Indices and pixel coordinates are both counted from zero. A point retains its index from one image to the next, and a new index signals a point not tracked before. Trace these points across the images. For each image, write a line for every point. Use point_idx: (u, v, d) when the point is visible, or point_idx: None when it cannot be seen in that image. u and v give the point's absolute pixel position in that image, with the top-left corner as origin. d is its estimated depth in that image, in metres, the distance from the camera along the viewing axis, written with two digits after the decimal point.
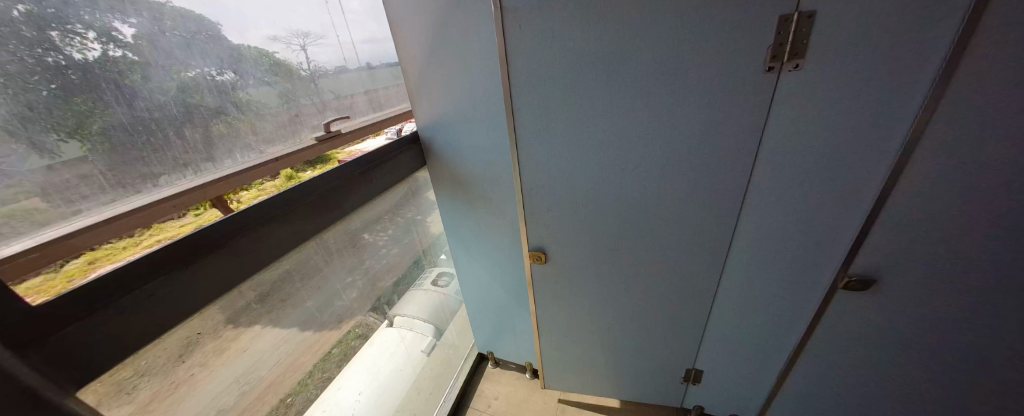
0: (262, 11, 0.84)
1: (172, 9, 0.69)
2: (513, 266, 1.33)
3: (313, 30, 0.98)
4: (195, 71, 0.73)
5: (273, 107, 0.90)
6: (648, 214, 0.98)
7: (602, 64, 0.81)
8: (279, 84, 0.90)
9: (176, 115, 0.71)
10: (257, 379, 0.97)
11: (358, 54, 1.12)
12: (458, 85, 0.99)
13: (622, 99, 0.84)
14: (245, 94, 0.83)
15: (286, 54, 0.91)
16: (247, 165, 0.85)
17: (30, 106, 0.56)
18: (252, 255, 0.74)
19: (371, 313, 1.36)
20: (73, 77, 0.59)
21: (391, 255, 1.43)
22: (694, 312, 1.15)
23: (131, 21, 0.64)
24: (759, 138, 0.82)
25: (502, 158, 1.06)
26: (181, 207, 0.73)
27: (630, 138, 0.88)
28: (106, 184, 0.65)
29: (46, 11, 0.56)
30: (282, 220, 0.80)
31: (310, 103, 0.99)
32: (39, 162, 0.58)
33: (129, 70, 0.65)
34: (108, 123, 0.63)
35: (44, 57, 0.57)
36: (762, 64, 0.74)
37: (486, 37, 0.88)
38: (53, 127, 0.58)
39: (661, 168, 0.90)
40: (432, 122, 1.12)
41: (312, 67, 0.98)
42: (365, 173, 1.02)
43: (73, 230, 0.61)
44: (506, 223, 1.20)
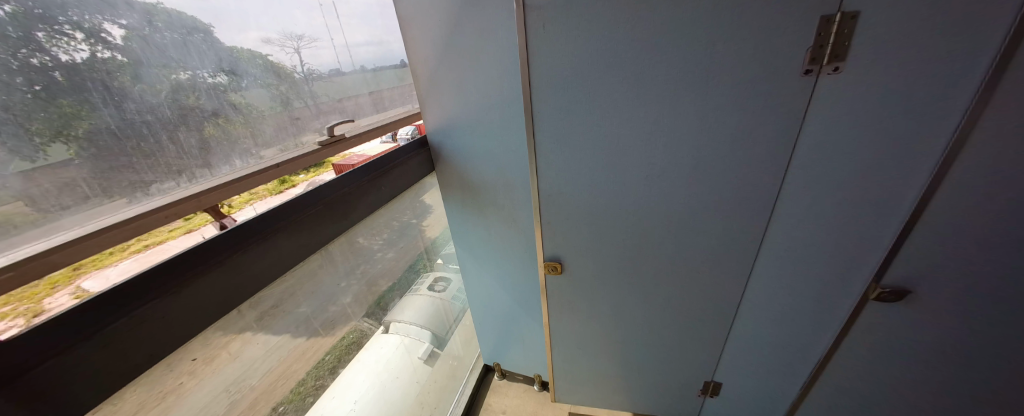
0: (259, 12, 0.79)
1: (165, 10, 0.64)
2: (523, 275, 1.28)
3: (314, 30, 0.93)
4: (189, 73, 0.67)
5: (270, 109, 0.84)
6: (668, 224, 0.94)
7: (627, 68, 0.77)
8: (274, 87, 0.84)
9: (169, 117, 0.66)
10: (248, 388, 0.91)
11: (353, 58, 1.07)
12: (470, 87, 0.95)
13: (644, 105, 0.80)
14: (241, 97, 0.77)
15: (281, 56, 0.85)
16: (245, 172, 0.80)
17: (10, 108, 0.50)
18: (255, 271, 0.69)
19: (365, 319, 1.30)
20: (59, 78, 0.54)
21: (386, 259, 1.36)
22: (714, 324, 1.11)
23: (122, 22, 0.59)
24: (793, 144, 0.78)
25: (515, 164, 1.01)
26: (173, 217, 0.67)
27: (653, 145, 0.84)
28: (95, 192, 0.59)
29: (33, 11, 0.51)
30: (288, 232, 0.75)
31: (304, 106, 0.92)
32: (22, 165, 0.52)
33: (119, 71, 0.59)
34: (95, 126, 0.58)
35: (29, 59, 0.52)
36: (800, 67, 0.70)
37: (504, 37, 0.83)
38: (37, 130, 0.53)
39: (684, 175, 0.86)
40: (442, 126, 1.07)
41: (306, 70, 0.92)
42: (374, 179, 0.97)
43: (53, 247, 0.55)
44: (517, 231, 1.15)
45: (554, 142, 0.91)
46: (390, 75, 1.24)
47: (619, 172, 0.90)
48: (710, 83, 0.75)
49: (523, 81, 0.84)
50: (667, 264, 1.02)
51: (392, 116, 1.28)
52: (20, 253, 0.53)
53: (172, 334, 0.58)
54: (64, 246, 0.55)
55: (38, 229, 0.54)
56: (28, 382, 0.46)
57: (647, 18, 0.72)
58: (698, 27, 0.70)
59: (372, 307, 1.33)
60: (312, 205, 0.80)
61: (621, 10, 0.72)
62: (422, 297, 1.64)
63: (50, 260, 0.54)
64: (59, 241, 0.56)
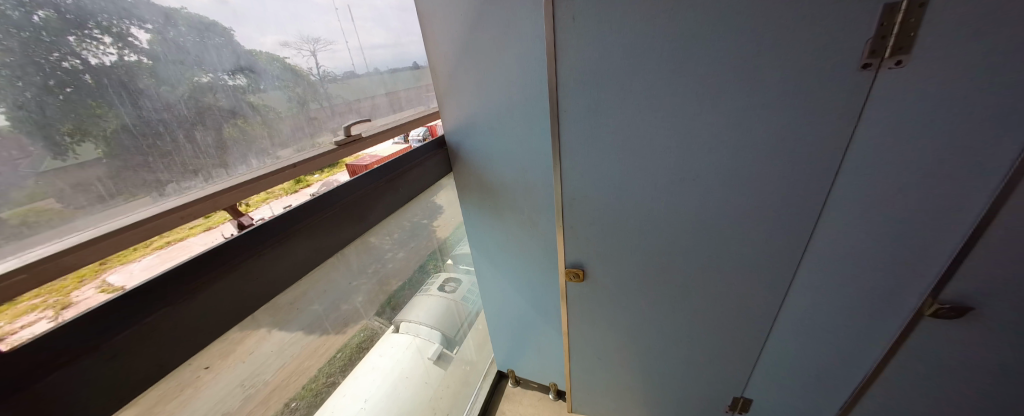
0: (277, 14, 0.78)
1: (188, 14, 0.62)
2: (541, 281, 1.23)
3: (332, 31, 0.91)
4: (210, 76, 0.66)
5: (288, 110, 0.82)
6: (700, 230, 0.89)
7: (662, 66, 0.73)
8: (289, 89, 0.81)
9: (186, 115, 0.64)
10: (262, 382, 0.90)
11: (367, 61, 1.04)
12: (490, 86, 0.91)
13: (679, 105, 0.75)
14: (258, 99, 0.75)
15: (299, 58, 0.83)
16: (262, 172, 0.78)
17: (45, 110, 0.50)
18: (271, 275, 0.67)
19: (375, 318, 1.28)
20: (89, 82, 0.53)
21: (396, 259, 1.33)
22: (746, 337, 1.04)
23: (148, 27, 0.58)
24: (845, 148, 0.71)
25: (537, 166, 0.97)
26: (189, 218, 0.66)
27: (687, 147, 0.79)
28: (121, 192, 0.59)
29: (65, 17, 0.51)
30: (303, 235, 0.72)
31: (320, 107, 0.90)
32: (54, 164, 0.52)
33: (145, 74, 0.58)
34: (121, 127, 0.57)
35: (60, 63, 0.51)
36: (857, 60, 0.63)
37: (528, 33, 0.80)
38: (71, 127, 0.53)
39: (720, 179, 0.81)
40: (461, 126, 1.04)
41: (322, 73, 0.89)
42: (392, 180, 0.94)
43: (65, 249, 0.53)
44: (536, 236, 1.11)
45: (580, 143, 0.87)
46: (408, 75, 1.23)
47: (649, 175, 0.85)
48: (754, 81, 0.69)
49: (549, 79, 0.81)
50: (698, 273, 0.96)
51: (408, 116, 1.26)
52: (32, 254, 0.51)
53: (186, 338, 0.56)
54: (81, 247, 0.54)
55: (57, 228, 0.53)
56: (44, 385, 0.45)
57: (686, 13, 0.67)
58: (742, 22, 0.65)
59: (383, 306, 1.31)
60: (330, 207, 0.78)
61: (657, 5, 0.68)
62: (432, 297, 1.61)
63: (63, 262, 0.52)
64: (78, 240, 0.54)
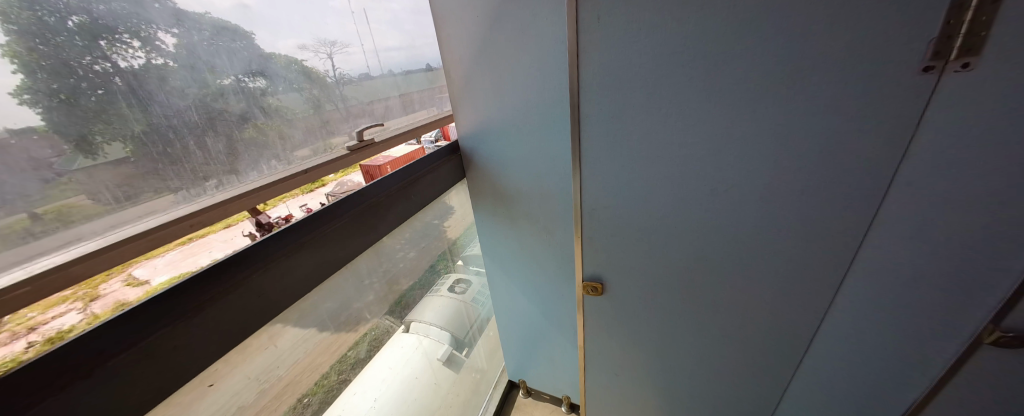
0: (294, 17, 0.76)
1: (213, 19, 0.63)
2: (556, 291, 1.19)
3: (348, 34, 0.89)
4: (230, 78, 0.66)
5: (304, 112, 0.81)
6: (730, 243, 0.83)
7: (693, 69, 0.68)
8: (307, 90, 0.80)
9: (194, 121, 0.62)
10: (276, 378, 0.88)
11: (382, 63, 1.02)
12: (507, 89, 0.88)
13: (711, 111, 0.70)
14: (277, 100, 0.74)
15: (316, 61, 0.81)
16: (274, 177, 0.76)
17: (80, 113, 0.51)
18: (278, 290, 0.64)
19: (387, 316, 1.25)
20: (120, 84, 0.54)
21: (408, 259, 1.29)
22: (778, 358, 0.97)
23: (173, 31, 0.59)
24: (901, 158, 0.64)
25: (554, 173, 0.93)
26: (199, 226, 0.64)
27: (719, 156, 0.74)
28: (144, 195, 0.59)
29: (98, 22, 0.51)
30: (311, 248, 0.69)
31: (335, 109, 0.89)
32: (86, 163, 0.53)
33: (170, 77, 0.58)
34: (149, 129, 0.57)
35: (93, 67, 0.52)
36: (919, 62, 0.57)
37: (548, 34, 0.76)
38: (104, 127, 0.53)
39: (754, 190, 0.75)
40: (476, 131, 1.01)
41: (338, 75, 0.88)
42: (403, 188, 0.91)
43: (77, 258, 0.52)
44: (552, 245, 1.07)
45: (602, 149, 0.83)
46: (421, 77, 1.20)
47: (676, 185, 0.80)
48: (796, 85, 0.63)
49: (570, 83, 0.77)
50: (726, 289, 0.90)
51: (421, 119, 1.24)
52: (38, 265, 0.50)
53: (193, 354, 0.54)
54: (90, 256, 0.53)
55: (80, 227, 0.53)
56: (47, 406, 0.43)
57: (723, 13, 0.62)
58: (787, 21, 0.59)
59: (394, 305, 1.29)
60: (338, 217, 0.75)
61: (691, 4, 0.63)
62: (442, 298, 1.57)
63: (75, 271, 0.52)
64: (92, 247, 0.54)
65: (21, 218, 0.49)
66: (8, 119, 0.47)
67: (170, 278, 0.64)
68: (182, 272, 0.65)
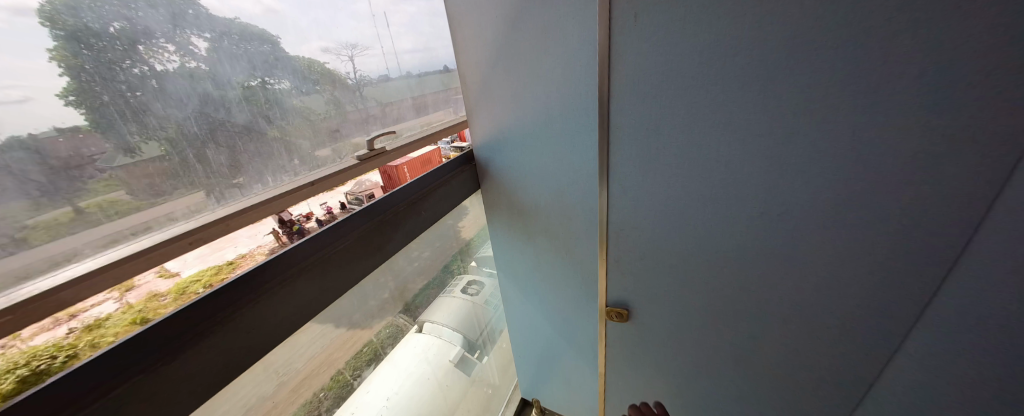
0: (314, 20, 0.74)
1: (241, 24, 0.63)
2: (574, 312, 1.11)
3: (367, 37, 0.87)
4: (258, 81, 0.66)
5: (326, 114, 0.80)
6: (774, 268, 0.75)
7: (743, 77, 0.62)
8: (327, 92, 0.79)
9: (197, 133, 0.59)
10: (293, 371, 0.84)
11: (402, 65, 1.00)
12: (526, 96, 0.81)
13: (758, 124, 0.64)
14: (301, 102, 0.74)
15: (337, 64, 0.81)
16: (280, 189, 0.73)
17: (119, 113, 0.52)
18: (273, 322, 0.60)
19: (400, 315, 1.21)
20: (156, 87, 0.54)
21: (422, 259, 1.21)
22: (820, 396, 0.87)
23: (206, 35, 0.59)
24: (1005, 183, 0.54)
25: (577, 188, 0.86)
26: (198, 243, 0.62)
27: (768, 174, 0.67)
28: (174, 194, 0.59)
29: (136, 27, 0.52)
30: (311, 275, 0.65)
31: (355, 110, 0.87)
32: (125, 161, 0.53)
33: (202, 81, 0.59)
34: (184, 131, 0.58)
35: (131, 69, 0.52)
36: None
37: (574, 37, 0.69)
38: (145, 127, 0.54)
39: (804, 211, 0.67)
40: (492, 141, 0.95)
41: (358, 76, 0.87)
42: (411, 207, 0.85)
43: (101, 266, 0.52)
44: (570, 263, 1.00)
45: (633, 163, 0.76)
46: (435, 79, 1.14)
47: (713, 203, 0.74)
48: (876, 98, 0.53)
49: (598, 91, 0.72)
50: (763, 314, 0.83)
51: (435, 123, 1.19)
52: (22, 292, 0.47)
53: (182, 393, 0.51)
54: (112, 265, 0.53)
55: (115, 221, 0.54)
56: None
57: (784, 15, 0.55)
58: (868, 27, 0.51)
59: (409, 303, 1.23)
60: (339, 241, 0.70)
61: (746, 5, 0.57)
62: (455, 299, 1.50)
63: (100, 281, 0.53)
64: (88, 267, 0.52)
65: (67, 211, 0.50)
66: (54, 118, 0.48)
67: (200, 272, 0.65)
68: (210, 267, 0.66)
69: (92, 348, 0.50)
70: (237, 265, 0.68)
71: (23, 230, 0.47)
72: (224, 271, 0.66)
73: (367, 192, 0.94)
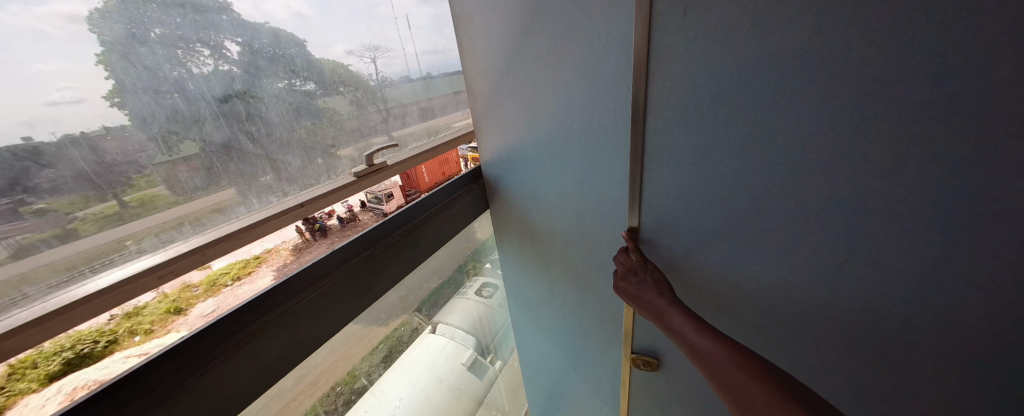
0: (338, 20, 0.72)
1: (272, 28, 0.62)
2: (591, 346, 1.00)
3: (389, 38, 0.85)
4: (284, 82, 0.65)
5: (350, 114, 0.78)
6: (847, 344, 0.58)
7: (830, 97, 0.46)
8: (349, 92, 0.77)
9: (215, 141, 0.58)
10: (313, 364, 0.77)
11: (420, 64, 0.95)
12: (542, 107, 0.71)
13: (837, 166, 0.49)
14: (324, 102, 0.72)
15: (361, 66, 0.79)
16: (258, 215, 0.65)
17: (153, 114, 0.51)
18: (220, 398, 0.51)
19: (417, 313, 1.13)
20: (192, 90, 0.54)
21: (438, 260, 1.10)
22: None
23: (239, 40, 0.59)
24: None
25: (598, 213, 0.75)
26: (168, 277, 0.55)
27: (850, 226, 0.51)
28: (209, 188, 0.59)
29: (176, 32, 0.53)
30: (275, 331, 0.56)
31: (377, 112, 0.85)
32: (164, 159, 0.54)
33: (235, 84, 0.59)
34: (213, 133, 0.57)
35: (170, 73, 0.52)
36: None
37: (599, 41, 0.58)
38: (177, 127, 0.54)
39: (894, 279, 0.50)
40: (501, 157, 0.85)
41: (381, 78, 0.84)
42: (406, 236, 0.76)
43: (80, 298, 0.48)
44: (590, 295, 0.89)
45: (669, 191, 0.64)
46: (445, 83, 1.05)
47: (767, 252, 0.60)
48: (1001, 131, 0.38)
49: (630, 108, 0.59)
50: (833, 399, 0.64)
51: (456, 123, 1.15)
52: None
53: None
54: (82, 300, 0.48)
55: (163, 212, 0.55)
56: None
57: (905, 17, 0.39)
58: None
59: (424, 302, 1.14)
60: (313, 286, 0.61)
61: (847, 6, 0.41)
62: (467, 301, 1.41)
63: (97, 305, 0.49)
64: (34, 314, 0.45)
65: (112, 204, 0.51)
66: (103, 118, 0.48)
67: (229, 264, 0.70)
68: (238, 260, 0.70)
69: (131, 334, 0.56)
70: (263, 260, 0.74)
71: (74, 221, 0.48)
72: (251, 266, 0.72)
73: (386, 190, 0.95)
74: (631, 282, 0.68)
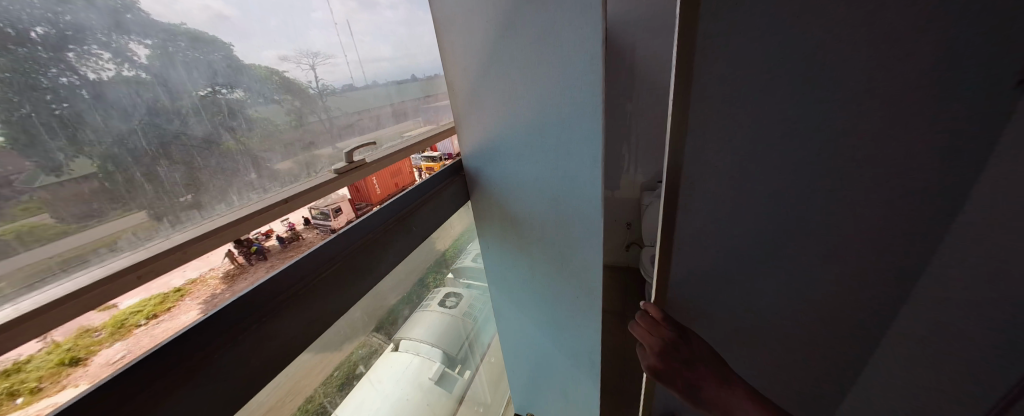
0: (262, 25, 0.64)
1: (189, 31, 0.54)
2: (568, 320, 1.11)
3: (331, 44, 0.78)
4: (205, 91, 0.56)
5: (285, 126, 0.70)
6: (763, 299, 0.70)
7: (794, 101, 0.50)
8: (286, 102, 0.69)
9: (120, 157, 0.48)
10: (259, 405, 0.70)
11: (365, 73, 0.89)
12: (519, 100, 0.78)
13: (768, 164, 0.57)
14: (255, 112, 0.64)
15: (298, 73, 0.71)
16: (244, 211, 0.64)
17: (34, 127, 0.42)
18: (249, 371, 0.52)
19: (375, 334, 1.06)
20: (88, 98, 0.45)
21: (415, 259, 1.14)
22: None
23: (147, 42, 0.50)
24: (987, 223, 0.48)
25: (574, 194, 0.84)
26: (148, 276, 0.52)
27: None
28: (112, 212, 0.49)
29: (62, 32, 0.43)
30: (296, 306, 0.59)
31: (318, 122, 0.77)
32: (49, 181, 0.44)
33: (143, 91, 0.50)
34: (119, 148, 0.48)
35: (58, 78, 0.43)
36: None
37: (572, 38, 0.67)
38: (72, 141, 0.45)
39: None
40: (480, 151, 0.91)
41: (321, 86, 0.77)
42: (402, 221, 0.80)
43: (55, 300, 0.44)
44: (568, 271, 0.98)
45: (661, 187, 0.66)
46: (414, 88, 1.12)
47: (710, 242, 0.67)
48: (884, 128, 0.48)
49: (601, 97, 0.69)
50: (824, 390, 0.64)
51: (409, 132, 1.12)
52: None
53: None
54: None
55: (45, 246, 0.45)
56: None
57: None
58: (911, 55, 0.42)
59: (384, 321, 1.09)
60: (324, 265, 0.64)
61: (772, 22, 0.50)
62: (432, 313, 1.42)
63: (60, 314, 0.45)
64: (8, 316, 0.41)
65: None
66: None
67: (142, 300, 0.54)
68: (154, 295, 0.55)
69: (10, 396, 0.42)
70: (187, 293, 0.59)
71: None
72: (171, 301, 0.57)
73: (334, 204, 0.83)
74: (684, 355, 0.68)
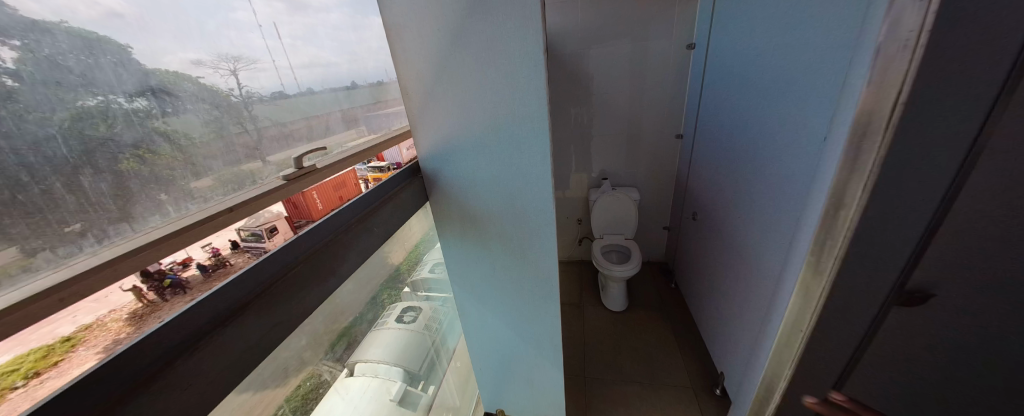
0: (170, 28, 0.58)
1: (71, 30, 0.47)
2: (527, 310, 1.18)
3: (255, 48, 0.74)
4: (98, 100, 0.49)
5: (207, 137, 0.63)
6: None
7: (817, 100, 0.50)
8: (203, 110, 0.62)
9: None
10: None
11: (298, 80, 0.85)
12: (471, 102, 0.83)
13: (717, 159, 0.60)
14: (164, 124, 0.57)
15: (216, 79, 0.65)
16: (182, 222, 0.59)
17: None
18: (210, 376, 0.54)
19: (326, 360, 1.00)
20: None
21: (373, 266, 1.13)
22: None
23: (13, 42, 0.42)
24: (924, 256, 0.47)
25: (525, 189, 0.91)
26: (72, 299, 0.47)
27: None
28: None
29: None
30: (255, 310, 0.60)
31: (239, 133, 0.70)
32: None
33: (11, 99, 0.42)
34: None
35: None
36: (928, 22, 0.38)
37: (517, 45, 0.75)
38: None
39: None
40: (436, 152, 0.94)
41: (245, 93, 0.71)
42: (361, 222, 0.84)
43: None
44: (523, 262, 1.06)
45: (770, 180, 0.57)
46: (365, 93, 1.13)
47: None
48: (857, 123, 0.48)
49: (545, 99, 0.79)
50: None
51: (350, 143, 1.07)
52: None
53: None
54: None
55: None
56: None
57: None
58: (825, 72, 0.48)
59: (336, 346, 1.03)
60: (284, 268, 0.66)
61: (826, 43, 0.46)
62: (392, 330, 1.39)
63: None
64: None
65: None
66: None
67: (17, 357, 0.45)
68: (33, 349, 0.45)
69: None
70: (80, 341, 0.48)
71: None
72: (58, 354, 0.46)
73: (267, 224, 0.75)
74: None
